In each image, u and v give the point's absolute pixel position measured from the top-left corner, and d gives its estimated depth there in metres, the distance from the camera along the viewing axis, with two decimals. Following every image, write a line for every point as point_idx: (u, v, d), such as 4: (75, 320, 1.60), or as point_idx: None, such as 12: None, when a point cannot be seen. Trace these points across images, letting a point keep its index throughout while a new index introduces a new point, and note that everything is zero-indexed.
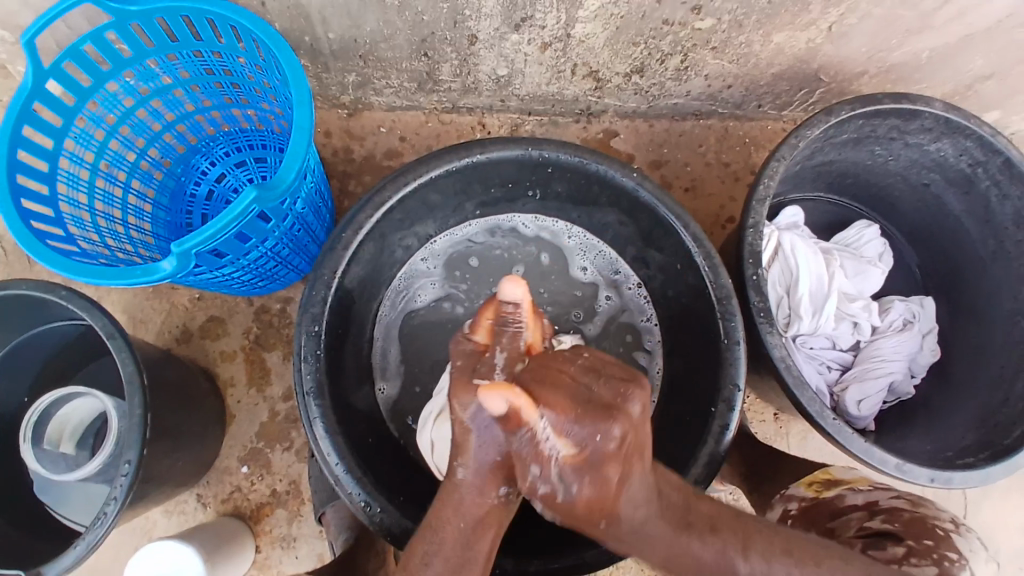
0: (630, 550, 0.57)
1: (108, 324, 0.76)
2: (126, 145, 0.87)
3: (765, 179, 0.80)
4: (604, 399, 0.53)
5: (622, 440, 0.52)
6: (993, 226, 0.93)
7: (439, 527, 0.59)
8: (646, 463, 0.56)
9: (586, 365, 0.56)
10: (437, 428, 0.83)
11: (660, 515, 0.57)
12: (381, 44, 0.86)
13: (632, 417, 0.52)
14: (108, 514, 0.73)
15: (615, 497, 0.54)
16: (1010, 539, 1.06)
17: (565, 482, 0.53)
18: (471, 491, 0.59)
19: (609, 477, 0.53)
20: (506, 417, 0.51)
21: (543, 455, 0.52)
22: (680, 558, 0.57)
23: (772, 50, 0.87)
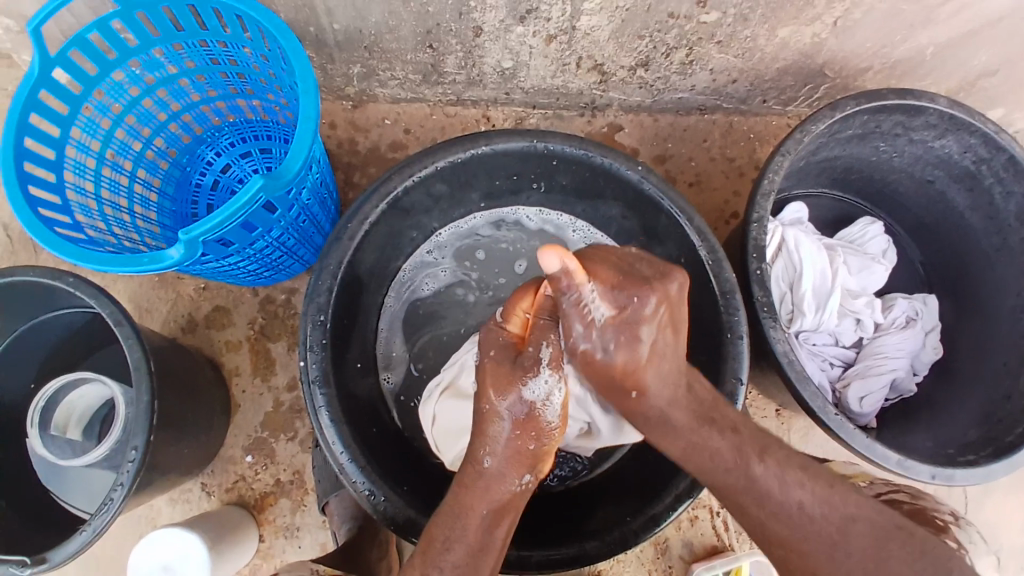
0: (654, 431, 0.63)
1: (117, 311, 0.76)
2: (132, 135, 0.87)
3: (769, 173, 0.80)
4: (645, 273, 0.61)
5: (658, 306, 0.60)
6: (997, 222, 0.93)
7: (463, 507, 0.63)
8: (680, 343, 0.62)
9: (621, 262, 0.63)
10: (442, 403, 0.84)
11: (685, 404, 0.62)
12: (385, 35, 0.86)
13: (669, 292, 0.60)
14: (113, 499, 0.74)
15: (644, 366, 0.60)
16: (1011, 536, 1.06)
17: (607, 339, 0.60)
18: (496, 467, 0.63)
19: (642, 339, 0.60)
20: (556, 276, 0.57)
21: (586, 314, 0.59)
22: (700, 447, 0.62)
23: (777, 44, 0.87)
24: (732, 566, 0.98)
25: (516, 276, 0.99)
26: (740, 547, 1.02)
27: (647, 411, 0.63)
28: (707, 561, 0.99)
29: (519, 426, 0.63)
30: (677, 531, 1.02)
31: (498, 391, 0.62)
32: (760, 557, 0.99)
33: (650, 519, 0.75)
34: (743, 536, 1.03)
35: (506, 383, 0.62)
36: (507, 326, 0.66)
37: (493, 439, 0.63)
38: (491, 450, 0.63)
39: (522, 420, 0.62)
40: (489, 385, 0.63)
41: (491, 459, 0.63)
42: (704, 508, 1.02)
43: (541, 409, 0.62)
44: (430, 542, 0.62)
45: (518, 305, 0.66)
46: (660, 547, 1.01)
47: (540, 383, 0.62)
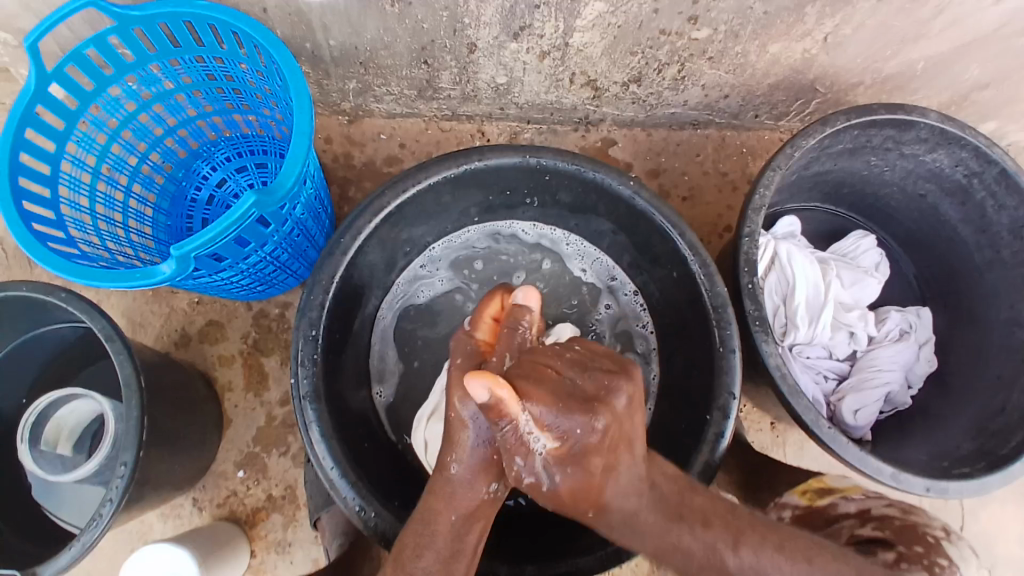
0: (623, 537, 0.60)
1: (108, 328, 0.76)
2: (127, 150, 0.87)
3: (761, 188, 0.81)
4: (589, 390, 0.57)
5: (602, 437, 0.56)
6: (989, 235, 0.94)
7: (432, 514, 0.62)
8: (636, 449, 0.59)
9: (573, 359, 0.60)
10: (432, 427, 0.86)
11: (651, 507, 0.59)
12: (381, 52, 0.86)
13: (616, 410, 0.57)
14: (103, 515, 0.73)
15: (602, 481, 0.57)
16: (1009, 547, 1.06)
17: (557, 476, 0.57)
18: (463, 474, 0.61)
19: (593, 467, 0.56)
20: (488, 410, 0.54)
21: (530, 452, 0.56)
22: (670, 550, 0.59)
23: (769, 60, 0.88)
24: None
25: (513, 287, 0.99)
26: None
27: None
28: None
29: (487, 433, 0.61)
30: None
31: (463, 398, 0.61)
32: None
33: None
34: None
35: (470, 392, 0.61)
36: (475, 334, 0.66)
37: (461, 443, 0.61)
38: (459, 458, 0.62)
39: (489, 431, 0.61)
40: (455, 394, 0.61)
41: (458, 466, 0.62)
42: None
43: None
44: (401, 549, 0.61)
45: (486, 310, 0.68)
46: None
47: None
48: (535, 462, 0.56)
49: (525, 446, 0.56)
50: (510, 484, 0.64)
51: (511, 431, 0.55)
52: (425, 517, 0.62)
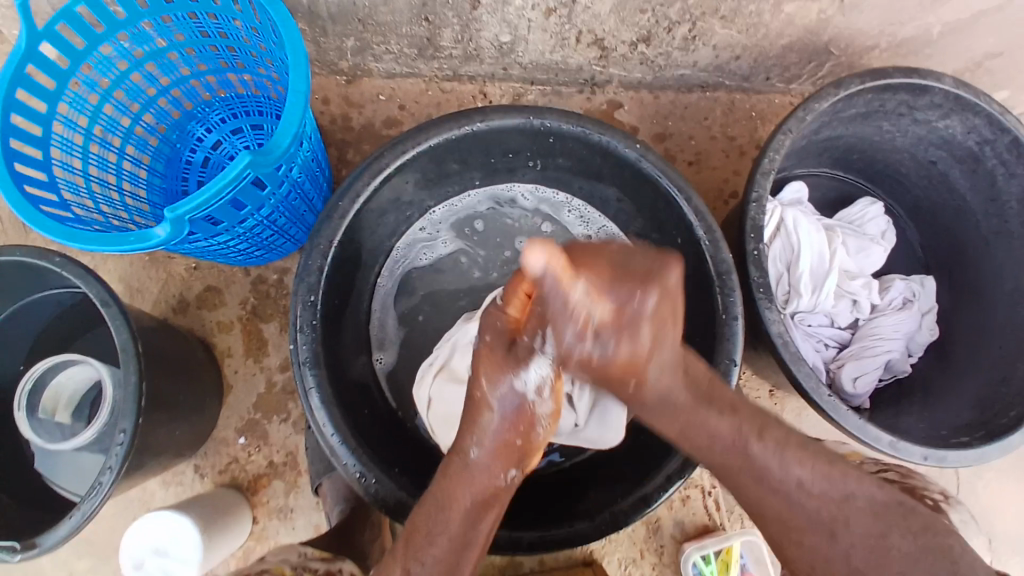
0: (658, 414, 0.64)
1: (103, 292, 0.75)
2: (121, 111, 0.85)
3: (770, 152, 0.79)
4: (640, 268, 0.57)
5: (644, 309, 0.57)
6: (999, 204, 0.92)
7: (449, 500, 0.63)
8: (678, 329, 0.61)
9: (619, 248, 0.58)
10: (437, 385, 0.84)
11: (683, 387, 0.63)
12: (380, 8, 0.83)
13: (668, 285, 0.57)
14: (103, 483, 0.74)
15: (647, 359, 0.60)
16: (1004, 518, 1.07)
17: (603, 340, 0.57)
18: (482, 458, 0.64)
19: (642, 338, 0.58)
20: (542, 279, 0.53)
21: (581, 321, 0.56)
22: (695, 428, 0.63)
23: (782, 20, 0.85)
24: (724, 545, 0.98)
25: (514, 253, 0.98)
26: (732, 527, 1.03)
27: None
28: (698, 541, 1.00)
29: (510, 418, 0.63)
30: (669, 511, 1.02)
31: (490, 380, 0.62)
32: (752, 537, 1.00)
33: (641, 499, 0.75)
34: (734, 514, 1.03)
35: (498, 372, 0.62)
36: (508, 309, 0.64)
37: (483, 428, 0.64)
38: (479, 441, 0.64)
39: (513, 414, 0.63)
40: (481, 374, 0.63)
41: (478, 450, 0.64)
42: (696, 488, 1.03)
43: (531, 403, 0.63)
44: (412, 532, 0.62)
45: (518, 286, 0.63)
46: (653, 527, 1.02)
47: (532, 376, 0.62)
48: (580, 337, 0.57)
49: (576, 320, 0.56)
50: (524, 470, 0.67)
51: (559, 299, 0.54)
52: (441, 500, 0.63)
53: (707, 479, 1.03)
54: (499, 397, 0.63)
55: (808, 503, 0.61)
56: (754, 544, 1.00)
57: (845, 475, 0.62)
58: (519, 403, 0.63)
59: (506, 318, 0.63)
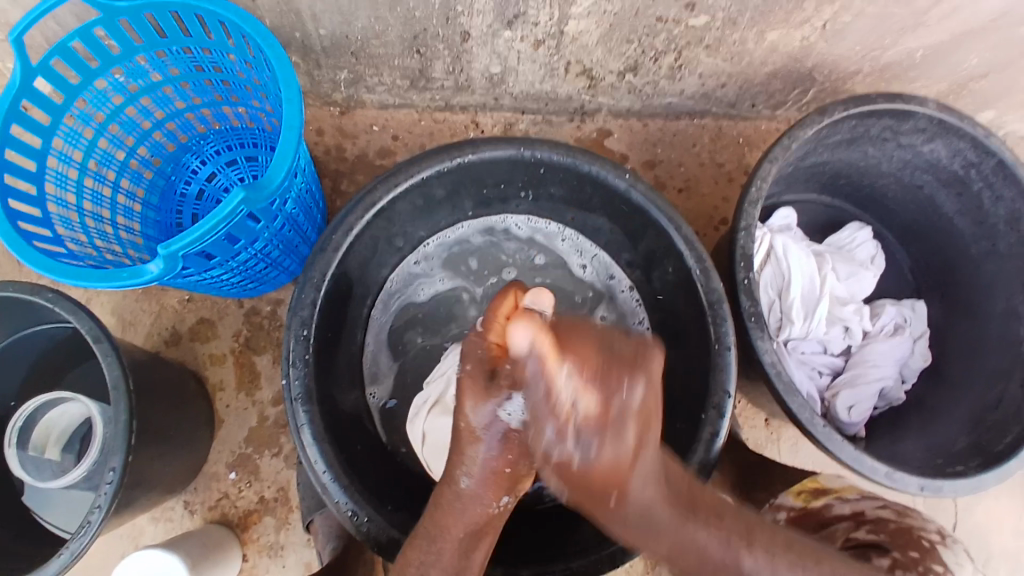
0: (636, 535, 0.58)
1: (94, 327, 0.75)
2: (114, 144, 0.86)
3: (756, 181, 0.80)
4: (627, 353, 0.55)
5: (622, 414, 0.54)
6: (986, 227, 0.93)
7: (440, 531, 0.63)
8: (658, 431, 0.57)
9: (597, 336, 0.57)
10: (431, 420, 0.85)
11: (666, 500, 0.57)
12: (373, 41, 0.85)
13: (652, 373, 0.55)
14: (92, 522, 0.72)
15: (629, 464, 0.55)
16: (1002, 541, 1.06)
17: (575, 434, 0.54)
18: (472, 488, 0.63)
19: (628, 439, 0.54)
20: (523, 361, 0.53)
21: (561, 417, 0.53)
22: (687, 549, 0.57)
23: (766, 48, 0.87)
24: None
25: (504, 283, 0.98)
26: None
27: None
28: None
29: (498, 448, 0.61)
30: None
31: (474, 407, 0.60)
32: None
33: None
34: None
35: (481, 401, 0.60)
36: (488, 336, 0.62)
37: (471, 458, 0.62)
38: (468, 471, 0.63)
39: (500, 443, 0.61)
40: (466, 403, 0.61)
41: (468, 480, 0.63)
42: None
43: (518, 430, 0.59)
44: (405, 564, 0.63)
45: (500, 309, 0.63)
46: (650, 563, 1.00)
47: (514, 404, 0.58)
48: (557, 433, 0.54)
49: (557, 415, 0.53)
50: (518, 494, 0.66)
51: (540, 390, 0.53)
52: (433, 530, 0.63)
53: None
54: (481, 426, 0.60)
55: (803, 527, 0.60)
56: None
57: None
58: (506, 431, 0.60)
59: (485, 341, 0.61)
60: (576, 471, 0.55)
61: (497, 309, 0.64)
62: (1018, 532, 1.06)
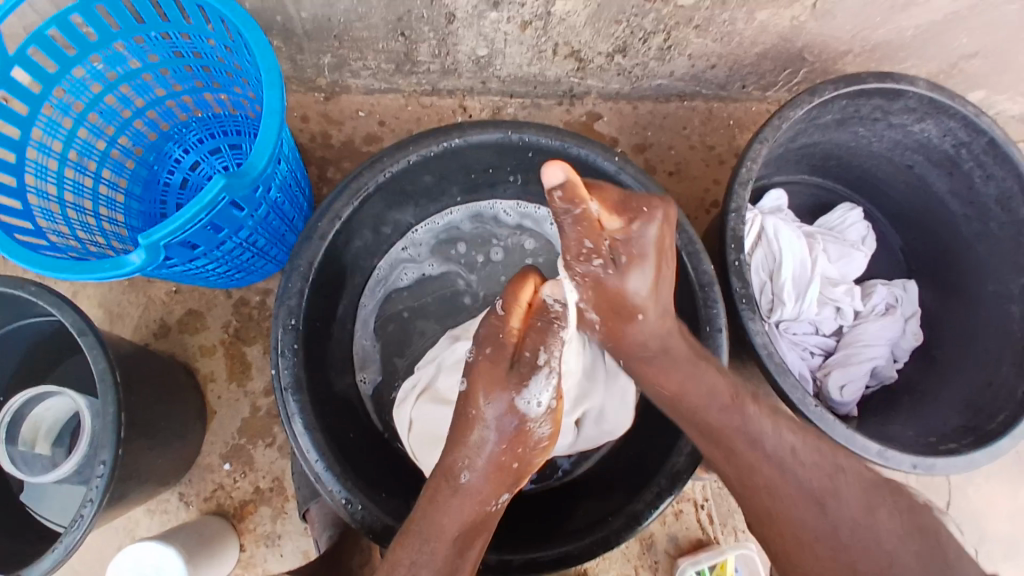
0: (654, 361, 0.66)
1: (79, 321, 0.74)
2: (94, 134, 0.84)
3: (748, 161, 0.79)
4: (645, 194, 0.61)
5: (635, 230, 0.59)
6: (978, 207, 0.93)
7: (437, 531, 0.62)
8: (672, 270, 0.65)
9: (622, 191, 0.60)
10: (421, 407, 0.83)
11: (680, 334, 0.67)
12: (356, 23, 0.83)
13: (671, 210, 0.61)
14: (84, 516, 0.72)
15: (650, 296, 0.63)
16: (996, 521, 1.07)
17: (600, 265, 0.60)
18: (472, 482, 0.63)
19: (645, 280, 0.62)
20: (555, 196, 0.55)
21: (594, 241, 0.59)
22: (696, 381, 0.66)
23: (756, 27, 0.86)
24: (718, 560, 0.97)
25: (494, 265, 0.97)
26: (726, 540, 1.02)
27: (644, 339, 0.66)
28: (693, 555, 0.99)
29: (503, 439, 0.63)
30: (662, 526, 1.01)
31: (489, 399, 0.62)
32: (746, 550, 0.98)
33: (633, 517, 0.74)
34: (727, 527, 1.02)
35: (496, 388, 0.62)
36: (508, 320, 0.64)
37: (476, 449, 0.63)
38: (469, 466, 0.64)
39: (511, 435, 0.63)
40: (480, 391, 0.62)
41: (469, 475, 0.63)
42: (688, 501, 1.02)
43: (531, 424, 0.63)
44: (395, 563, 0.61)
45: (520, 294, 0.64)
46: (646, 543, 1.01)
47: (536, 391, 0.62)
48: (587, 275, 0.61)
49: (590, 236, 0.58)
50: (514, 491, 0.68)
51: (575, 217, 0.56)
52: (427, 531, 0.62)
53: (699, 492, 1.02)
54: (490, 415, 0.62)
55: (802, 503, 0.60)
56: (749, 558, 0.98)
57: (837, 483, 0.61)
58: (522, 416, 0.63)
59: (508, 328, 0.63)
60: (607, 307, 0.64)
61: (517, 292, 0.64)
62: (1012, 511, 1.07)
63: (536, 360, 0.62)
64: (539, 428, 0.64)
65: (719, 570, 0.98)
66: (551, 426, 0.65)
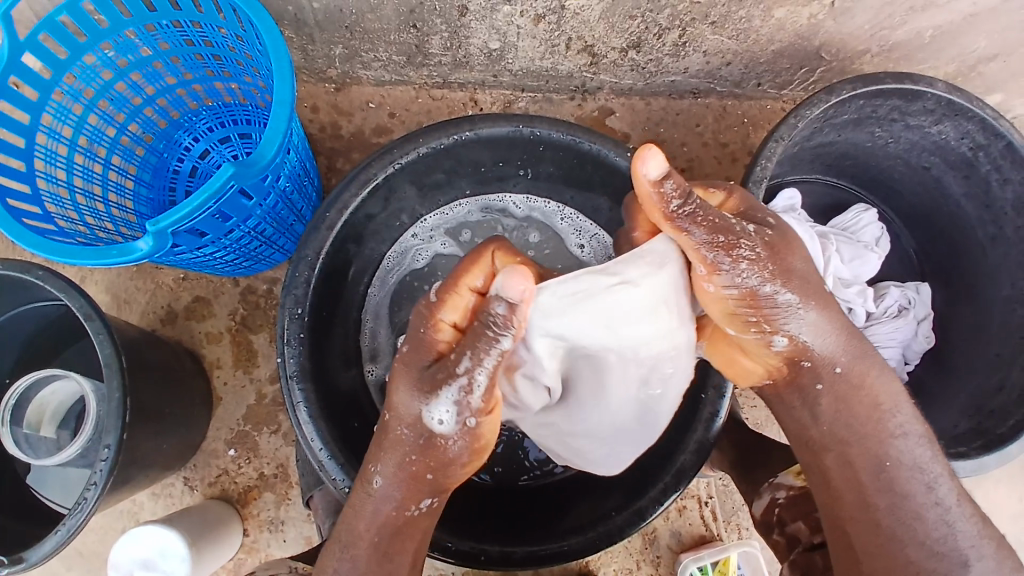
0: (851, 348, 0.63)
1: (86, 306, 0.74)
2: (105, 120, 0.84)
3: (762, 160, 0.78)
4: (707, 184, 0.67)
5: (743, 200, 0.64)
6: (993, 211, 0.92)
7: (353, 536, 0.61)
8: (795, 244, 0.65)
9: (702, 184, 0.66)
10: None
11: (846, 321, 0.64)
12: (367, 14, 0.83)
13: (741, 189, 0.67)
14: (88, 499, 0.72)
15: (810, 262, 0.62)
16: (1002, 523, 1.06)
17: (754, 229, 0.60)
18: (384, 487, 0.61)
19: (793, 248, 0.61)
20: (663, 191, 0.57)
21: (714, 220, 0.59)
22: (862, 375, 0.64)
23: (774, 25, 0.85)
24: (721, 557, 0.97)
25: None
26: (728, 538, 1.01)
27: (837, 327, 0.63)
28: (695, 551, 0.98)
29: (419, 452, 0.60)
30: (665, 521, 1.01)
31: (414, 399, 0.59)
32: (749, 548, 0.98)
33: (636, 513, 0.74)
34: (732, 525, 1.02)
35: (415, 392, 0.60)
36: (442, 312, 0.60)
37: (390, 455, 0.61)
38: (381, 470, 0.62)
39: (421, 447, 0.60)
40: (397, 388, 0.61)
41: (381, 479, 0.62)
42: (692, 498, 1.01)
43: (443, 438, 0.60)
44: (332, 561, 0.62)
45: (465, 281, 0.61)
46: (648, 538, 1.00)
47: (441, 408, 0.58)
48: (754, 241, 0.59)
49: (713, 219, 0.59)
50: (445, 496, 0.65)
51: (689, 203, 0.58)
52: (346, 536, 0.62)
53: (702, 489, 1.01)
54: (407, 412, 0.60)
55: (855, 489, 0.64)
56: (752, 555, 0.98)
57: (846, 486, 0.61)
58: (428, 436, 0.60)
59: (438, 327, 0.60)
60: (790, 276, 0.60)
61: (459, 277, 0.61)
62: (1017, 513, 1.06)
63: (455, 369, 0.57)
64: (454, 446, 0.60)
65: (723, 566, 0.97)
66: (467, 447, 0.61)
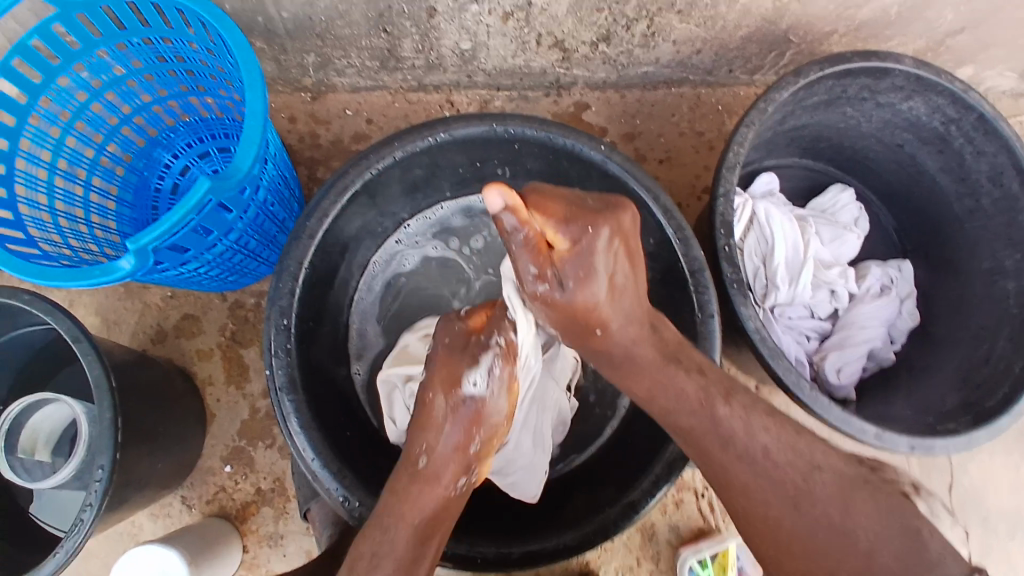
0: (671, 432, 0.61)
1: (74, 328, 0.74)
2: (83, 143, 0.84)
3: (734, 146, 0.78)
4: (596, 207, 0.59)
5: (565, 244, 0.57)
6: (970, 183, 0.93)
7: (392, 520, 0.62)
8: (634, 275, 0.62)
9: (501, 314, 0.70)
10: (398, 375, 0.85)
11: None
12: (337, 21, 0.83)
13: (623, 225, 0.59)
14: (84, 520, 0.72)
15: (605, 304, 0.61)
16: (999, 499, 1.07)
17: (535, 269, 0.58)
18: (430, 466, 0.66)
19: (593, 265, 0.58)
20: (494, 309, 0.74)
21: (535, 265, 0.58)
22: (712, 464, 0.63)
23: (740, 11, 0.86)
24: (720, 548, 0.97)
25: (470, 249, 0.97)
26: (726, 528, 1.01)
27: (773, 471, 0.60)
28: (694, 544, 0.99)
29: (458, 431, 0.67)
30: (662, 516, 1.01)
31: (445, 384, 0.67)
32: None
33: (629, 506, 0.74)
34: (729, 516, 1.02)
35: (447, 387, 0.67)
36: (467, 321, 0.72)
37: (434, 434, 0.67)
38: (427, 451, 0.67)
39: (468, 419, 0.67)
40: (439, 379, 0.68)
41: (426, 458, 0.66)
42: (688, 490, 1.02)
43: (485, 401, 0.68)
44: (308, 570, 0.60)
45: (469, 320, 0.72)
46: (647, 533, 1.01)
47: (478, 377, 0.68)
48: (534, 293, 0.60)
49: (534, 260, 0.58)
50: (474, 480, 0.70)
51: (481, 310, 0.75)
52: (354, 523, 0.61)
53: (699, 481, 1.02)
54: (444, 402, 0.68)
55: None
56: (751, 544, 0.99)
57: (816, 457, 0.60)
58: (466, 403, 0.67)
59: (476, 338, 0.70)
60: None
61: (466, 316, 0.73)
62: (1013, 487, 1.07)
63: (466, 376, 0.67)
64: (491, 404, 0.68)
65: (722, 557, 0.97)
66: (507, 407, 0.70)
